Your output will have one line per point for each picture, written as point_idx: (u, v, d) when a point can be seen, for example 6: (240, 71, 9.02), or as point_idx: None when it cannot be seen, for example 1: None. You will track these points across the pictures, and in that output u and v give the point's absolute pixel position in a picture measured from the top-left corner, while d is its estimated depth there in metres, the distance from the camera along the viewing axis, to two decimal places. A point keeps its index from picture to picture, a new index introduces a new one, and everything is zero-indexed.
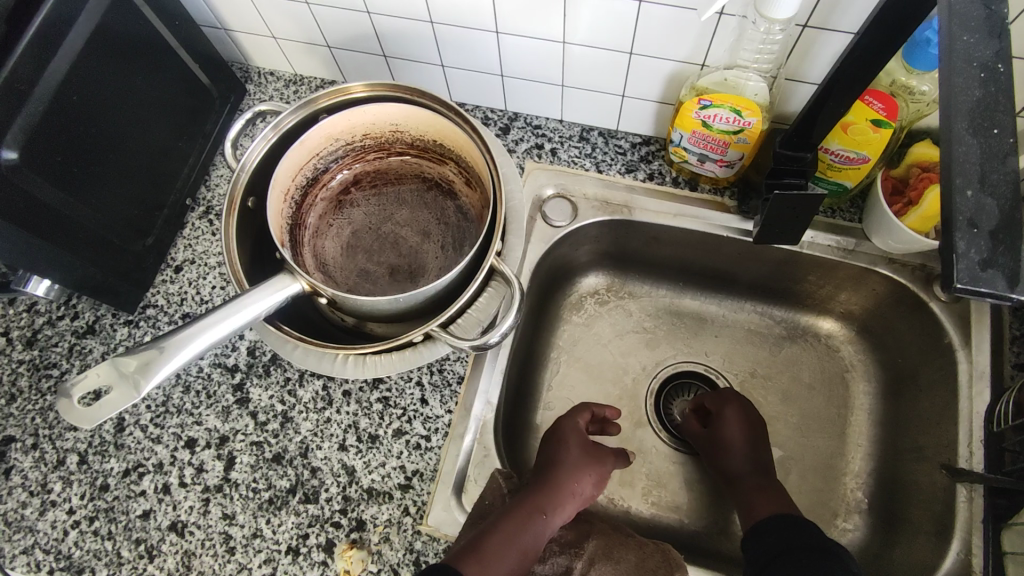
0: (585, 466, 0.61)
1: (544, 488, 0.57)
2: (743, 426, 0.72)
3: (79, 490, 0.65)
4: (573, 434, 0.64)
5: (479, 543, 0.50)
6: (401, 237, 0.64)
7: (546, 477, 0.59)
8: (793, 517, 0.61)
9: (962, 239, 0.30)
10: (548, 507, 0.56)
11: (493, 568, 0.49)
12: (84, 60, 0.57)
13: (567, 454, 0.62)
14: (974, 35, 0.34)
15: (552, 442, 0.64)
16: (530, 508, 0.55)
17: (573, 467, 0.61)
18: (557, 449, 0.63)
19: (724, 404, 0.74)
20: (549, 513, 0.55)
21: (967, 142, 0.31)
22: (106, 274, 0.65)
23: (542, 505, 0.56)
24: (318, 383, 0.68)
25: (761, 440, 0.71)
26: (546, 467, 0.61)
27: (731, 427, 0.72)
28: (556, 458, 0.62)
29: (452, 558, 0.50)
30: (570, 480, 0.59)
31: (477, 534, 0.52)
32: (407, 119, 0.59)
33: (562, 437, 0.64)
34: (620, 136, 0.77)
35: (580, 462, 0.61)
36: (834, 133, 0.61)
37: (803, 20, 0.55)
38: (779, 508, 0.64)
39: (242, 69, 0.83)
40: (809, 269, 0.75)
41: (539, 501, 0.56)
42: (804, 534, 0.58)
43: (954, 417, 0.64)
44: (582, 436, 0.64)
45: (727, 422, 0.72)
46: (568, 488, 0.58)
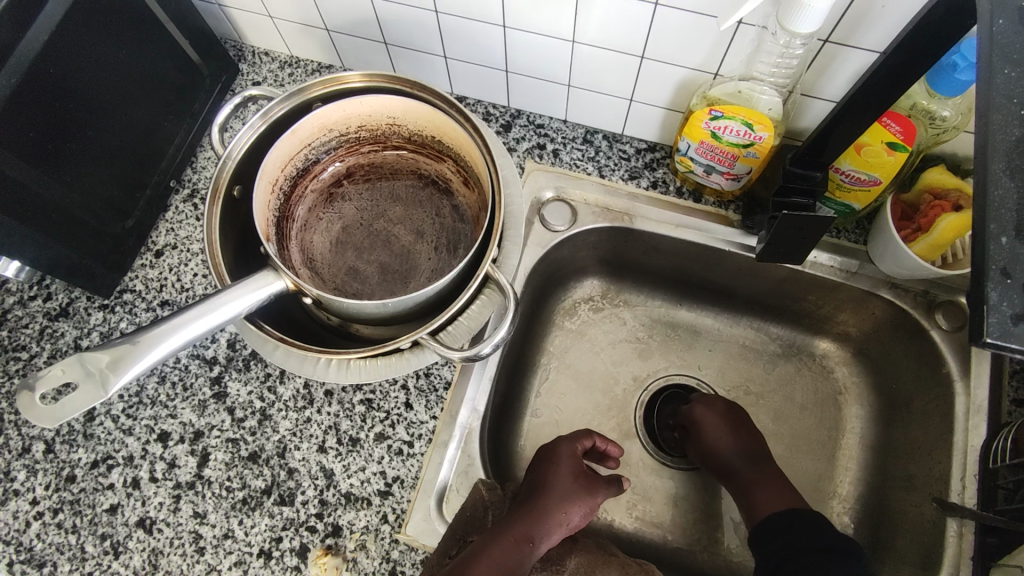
0: (578, 492, 0.60)
1: (535, 514, 0.56)
2: (721, 419, 0.71)
3: (44, 480, 0.62)
4: (569, 456, 0.63)
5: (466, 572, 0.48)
6: (394, 236, 0.61)
7: (536, 501, 0.57)
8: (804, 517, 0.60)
9: (994, 290, 0.28)
10: (537, 535, 0.54)
11: None
12: (65, 31, 0.54)
13: (559, 479, 0.60)
14: (1015, 69, 0.31)
15: (544, 462, 0.62)
16: (520, 535, 0.53)
17: (566, 494, 0.59)
18: (549, 472, 0.61)
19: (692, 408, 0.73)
20: (538, 542, 0.54)
21: (1004, 185, 0.29)
22: (82, 257, 0.62)
23: (532, 532, 0.54)
24: (299, 381, 0.65)
25: (742, 422, 0.71)
26: (536, 490, 0.59)
27: (710, 424, 0.71)
28: (548, 480, 0.60)
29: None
30: (560, 508, 0.57)
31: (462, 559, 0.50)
32: (406, 112, 0.56)
33: (555, 458, 0.62)
34: (625, 140, 0.74)
35: (573, 488, 0.60)
36: (847, 153, 0.59)
37: (825, 35, 0.52)
38: (784, 503, 0.63)
39: (235, 47, 0.79)
40: (810, 289, 0.73)
41: (529, 527, 0.54)
42: (814, 536, 0.58)
43: (948, 449, 0.63)
44: (577, 460, 0.63)
45: (704, 421, 0.71)
46: (560, 515, 0.57)
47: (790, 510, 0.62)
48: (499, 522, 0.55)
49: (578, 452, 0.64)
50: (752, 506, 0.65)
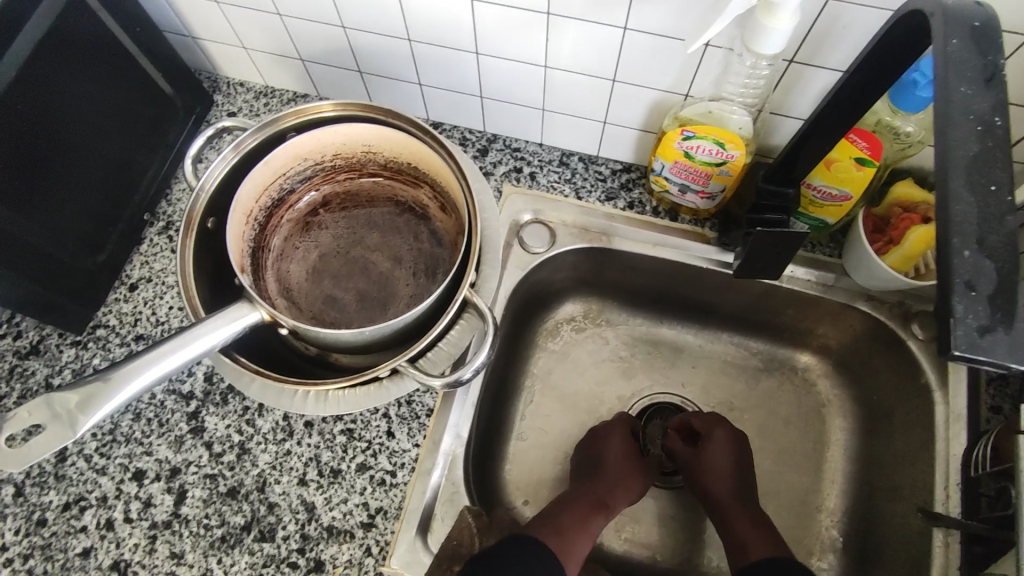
0: (638, 477, 0.68)
1: (606, 484, 0.66)
2: (730, 451, 0.69)
3: (13, 525, 0.60)
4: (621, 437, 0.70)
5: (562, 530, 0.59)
6: (372, 262, 0.61)
7: (597, 482, 0.66)
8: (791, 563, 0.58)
9: (959, 303, 0.28)
10: (610, 504, 0.65)
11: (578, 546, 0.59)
12: (32, 67, 0.53)
13: (617, 458, 0.68)
14: (970, 85, 0.32)
15: (598, 442, 0.70)
16: (589, 505, 0.63)
17: (628, 475, 0.67)
18: (607, 448, 0.69)
19: (712, 427, 0.71)
20: (609, 511, 0.64)
21: (965, 200, 0.30)
22: (51, 293, 0.60)
23: (614, 490, 0.66)
24: (278, 413, 0.64)
25: (744, 462, 0.70)
26: (599, 468, 0.67)
27: (718, 453, 0.69)
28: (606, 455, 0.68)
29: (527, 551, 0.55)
30: (631, 478, 0.67)
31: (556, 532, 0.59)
32: (380, 139, 0.56)
33: (608, 442, 0.69)
34: (601, 162, 0.75)
35: (634, 468, 0.68)
36: (817, 170, 0.60)
37: (791, 54, 0.53)
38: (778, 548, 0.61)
39: (209, 78, 0.79)
40: (788, 304, 0.74)
41: (599, 493, 0.65)
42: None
43: (931, 458, 0.63)
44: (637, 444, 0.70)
45: (714, 448, 0.69)
46: (624, 491, 0.66)
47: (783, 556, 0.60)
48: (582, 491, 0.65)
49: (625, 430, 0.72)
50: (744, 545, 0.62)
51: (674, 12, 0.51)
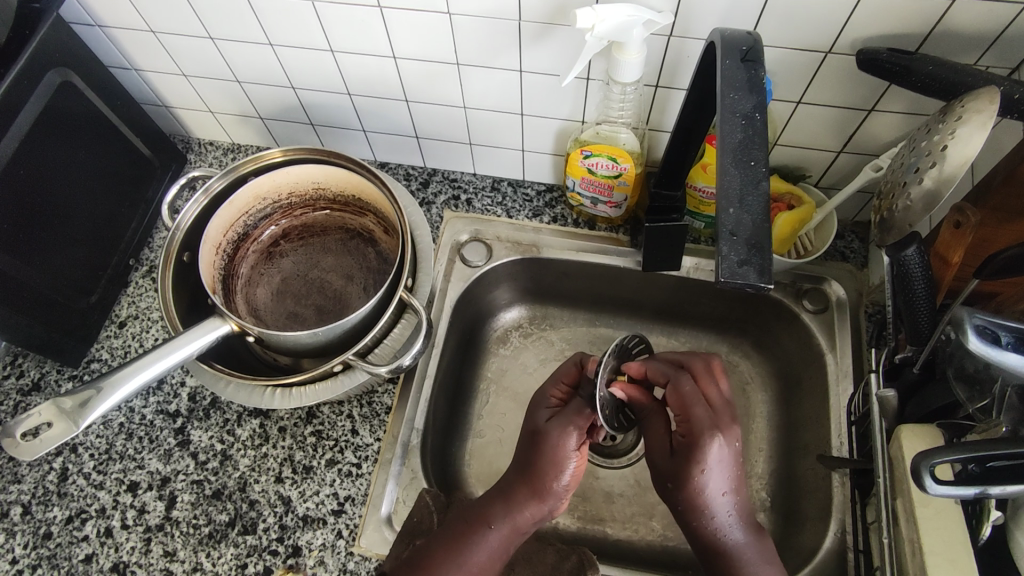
0: (547, 467, 0.55)
1: (503, 496, 0.56)
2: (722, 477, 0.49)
3: (22, 540, 0.68)
4: (543, 404, 0.61)
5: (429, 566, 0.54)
6: (327, 282, 0.71)
7: (517, 460, 0.58)
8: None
9: (726, 245, 0.39)
10: (493, 518, 0.55)
11: None
12: (32, 140, 0.64)
13: (529, 441, 0.58)
14: (738, 92, 0.44)
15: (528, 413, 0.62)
16: (474, 524, 0.55)
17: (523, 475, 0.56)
18: (536, 432, 0.58)
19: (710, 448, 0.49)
20: (495, 525, 0.55)
21: (732, 173, 0.41)
22: (51, 331, 0.70)
23: (488, 515, 0.55)
24: (255, 422, 0.73)
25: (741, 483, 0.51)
26: (524, 450, 0.58)
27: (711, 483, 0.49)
28: (529, 418, 0.61)
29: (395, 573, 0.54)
30: (520, 494, 0.56)
31: (420, 560, 0.54)
32: (328, 177, 0.68)
33: (533, 406, 0.61)
34: (527, 185, 0.86)
35: (545, 460, 0.55)
36: (696, 173, 0.71)
37: (653, 81, 0.65)
38: None
39: (183, 141, 0.90)
40: (701, 293, 0.84)
41: (495, 512, 0.55)
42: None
43: (828, 413, 0.72)
44: (549, 433, 0.57)
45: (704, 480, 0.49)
46: (521, 500, 0.55)
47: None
48: (494, 488, 0.58)
49: (559, 384, 0.63)
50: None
51: (552, 54, 0.64)
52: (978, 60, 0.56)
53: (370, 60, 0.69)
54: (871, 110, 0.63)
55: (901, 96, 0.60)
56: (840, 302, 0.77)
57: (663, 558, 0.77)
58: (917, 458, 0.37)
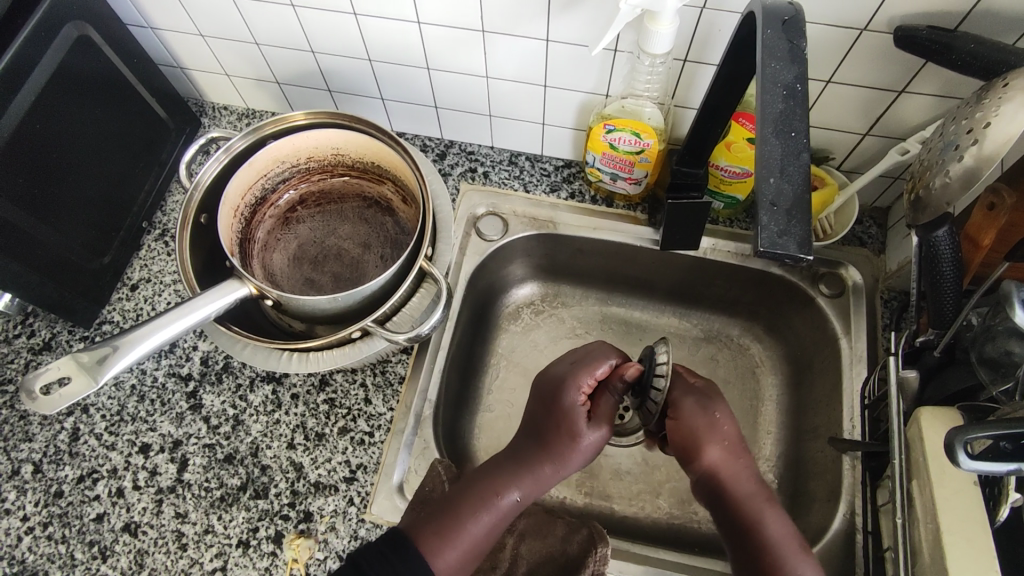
0: (564, 430, 0.57)
1: (521, 462, 0.56)
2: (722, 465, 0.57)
3: (33, 497, 0.68)
4: (578, 387, 0.59)
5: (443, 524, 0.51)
6: (344, 250, 0.71)
7: (532, 426, 0.59)
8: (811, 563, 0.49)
9: (765, 215, 0.38)
10: (513, 480, 0.54)
11: (457, 538, 0.50)
12: (49, 94, 0.63)
13: (541, 406, 0.60)
14: (779, 62, 0.43)
15: (549, 388, 0.60)
16: (494, 486, 0.54)
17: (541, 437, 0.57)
18: (558, 402, 0.59)
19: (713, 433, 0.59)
20: (515, 488, 0.54)
21: (772, 144, 0.40)
22: (64, 291, 0.69)
23: (508, 475, 0.55)
24: (268, 388, 0.72)
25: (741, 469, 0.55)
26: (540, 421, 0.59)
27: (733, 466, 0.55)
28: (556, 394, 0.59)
29: (410, 531, 0.51)
30: (537, 457, 0.56)
31: (436, 516, 0.52)
32: (347, 142, 0.66)
33: (563, 385, 0.59)
34: (545, 160, 0.86)
35: (562, 422, 0.57)
36: (720, 152, 0.70)
37: (682, 55, 0.64)
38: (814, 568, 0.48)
39: (197, 104, 0.89)
40: (716, 275, 0.83)
41: (517, 474, 0.55)
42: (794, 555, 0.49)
43: (840, 397, 0.73)
44: (568, 397, 0.58)
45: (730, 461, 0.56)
46: (541, 466, 0.55)
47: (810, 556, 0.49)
48: (509, 451, 0.58)
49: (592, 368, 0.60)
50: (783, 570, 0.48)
51: (581, 24, 0.63)
52: (1015, 43, 0.56)
53: (393, 25, 0.68)
54: (902, 92, 0.62)
55: (934, 77, 0.60)
56: (856, 287, 0.76)
57: (671, 535, 0.78)
58: (952, 434, 0.37)
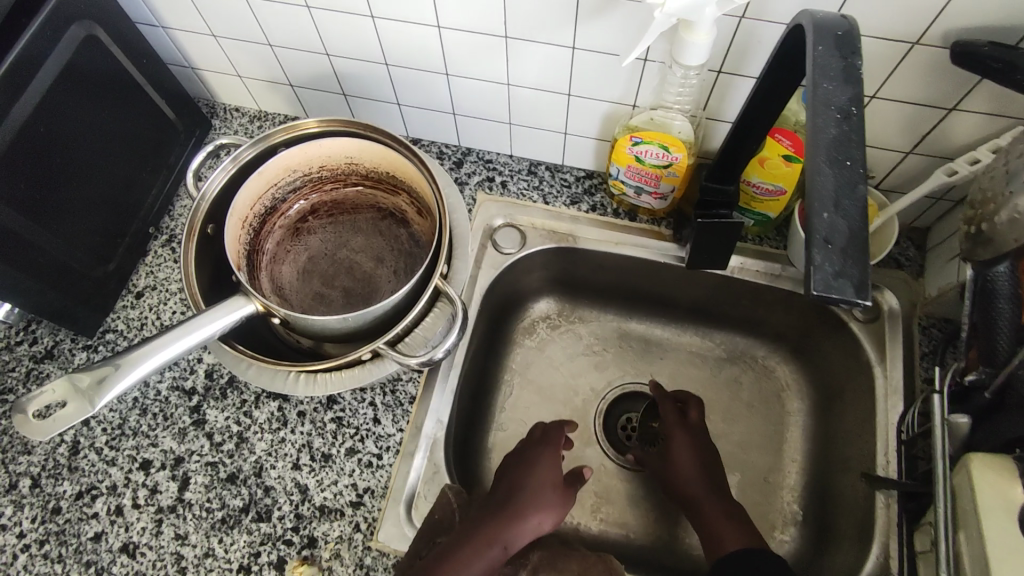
0: (537, 490, 0.61)
1: (498, 521, 0.58)
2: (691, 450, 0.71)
3: (30, 513, 0.65)
4: (544, 452, 0.65)
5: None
6: (357, 263, 0.68)
7: (508, 488, 0.62)
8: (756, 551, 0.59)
9: (818, 254, 0.35)
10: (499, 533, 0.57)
11: None
12: (53, 96, 0.61)
13: (513, 474, 0.63)
14: (832, 82, 0.39)
15: (516, 460, 0.65)
16: (484, 536, 0.57)
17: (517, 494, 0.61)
18: (529, 468, 0.63)
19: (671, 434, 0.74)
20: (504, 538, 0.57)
21: (825, 173, 0.37)
22: (67, 299, 0.67)
23: (491, 531, 0.57)
24: (273, 405, 0.70)
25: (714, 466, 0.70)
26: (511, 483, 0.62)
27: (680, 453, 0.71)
28: (524, 463, 0.64)
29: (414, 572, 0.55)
30: (521, 500, 0.60)
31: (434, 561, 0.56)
32: (362, 152, 0.63)
33: (531, 457, 0.64)
34: (566, 170, 0.82)
35: (536, 485, 0.61)
36: (753, 168, 0.67)
37: (717, 66, 0.61)
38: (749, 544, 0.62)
39: (207, 105, 0.86)
40: (743, 294, 0.79)
41: (503, 529, 0.57)
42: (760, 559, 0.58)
43: (873, 429, 0.69)
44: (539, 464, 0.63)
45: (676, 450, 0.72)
46: (520, 519, 0.58)
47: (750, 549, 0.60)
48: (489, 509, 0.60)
49: (557, 442, 0.66)
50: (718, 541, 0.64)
51: (611, 31, 0.59)
52: None
53: (413, 29, 0.65)
54: (952, 109, 0.58)
55: (990, 95, 0.56)
56: (893, 312, 0.72)
57: (689, 567, 0.75)
58: None
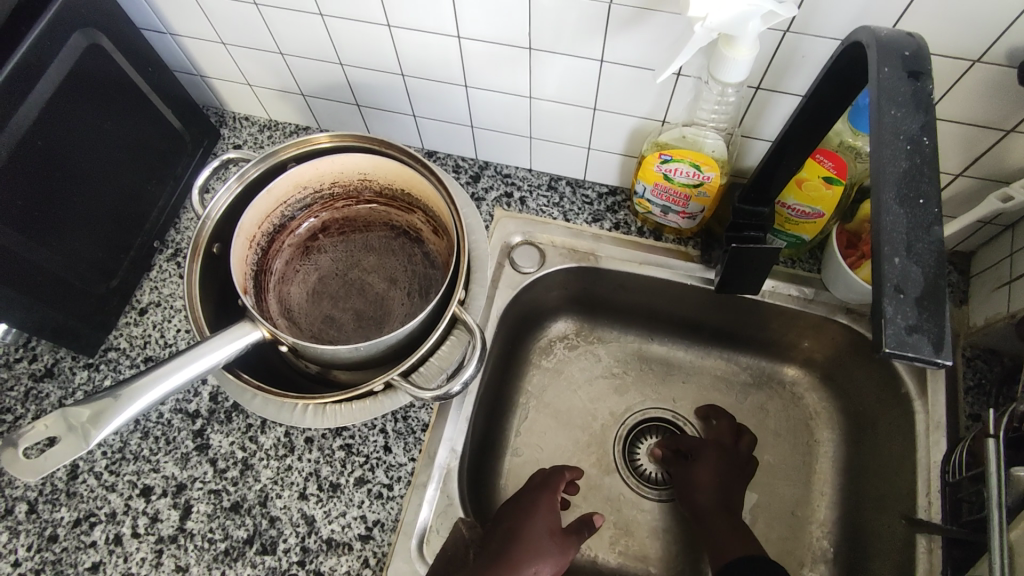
0: (535, 542, 0.58)
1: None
2: (715, 465, 0.70)
3: (25, 541, 0.63)
4: (546, 496, 0.62)
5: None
6: (368, 284, 0.64)
7: (502, 537, 0.59)
8: (757, 558, 0.61)
9: (889, 305, 0.31)
10: None
11: None
12: (55, 108, 0.58)
13: (509, 518, 0.61)
14: (900, 109, 0.36)
15: (512, 503, 0.63)
16: None
17: (516, 546, 0.58)
18: (528, 514, 0.60)
19: (702, 446, 0.73)
20: None
21: (895, 212, 0.33)
22: (67, 317, 0.64)
23: None
24: (280, 430, 0.67)
25: (736, 483, 0.70)
26: (510, 530, 0.59)
27: (705, 466, 0.71)
28: (524, 508, 0.61)
29: None
30: (519, 550, 0.57)
31: None
32: (376, 168, 0.60)
33: (531, 501, 0.62)
34: (587, 186, 0.78)
35: (535, 534, 0.59)
36: (790, 189, 0.63)
37: (755, 83, 0.57)
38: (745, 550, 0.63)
39: (216, 113, 0.84)
40: (772, 318, 0.76)
41: None
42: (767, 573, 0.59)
43: (913, 466, 0.64)
44: (540, 510, 0.61)
45: (702, 462, 0.71)
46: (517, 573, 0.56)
47: (749, 555, 0.62)
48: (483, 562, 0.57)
49: (555, 485, 0.63)
50: (716, 549, 0.64)
51: (642, 44, 0.56)
52: None
53: (431, 39, 0.62)
54: (1010, 131, 0.54)
55: None
56: None
57: None
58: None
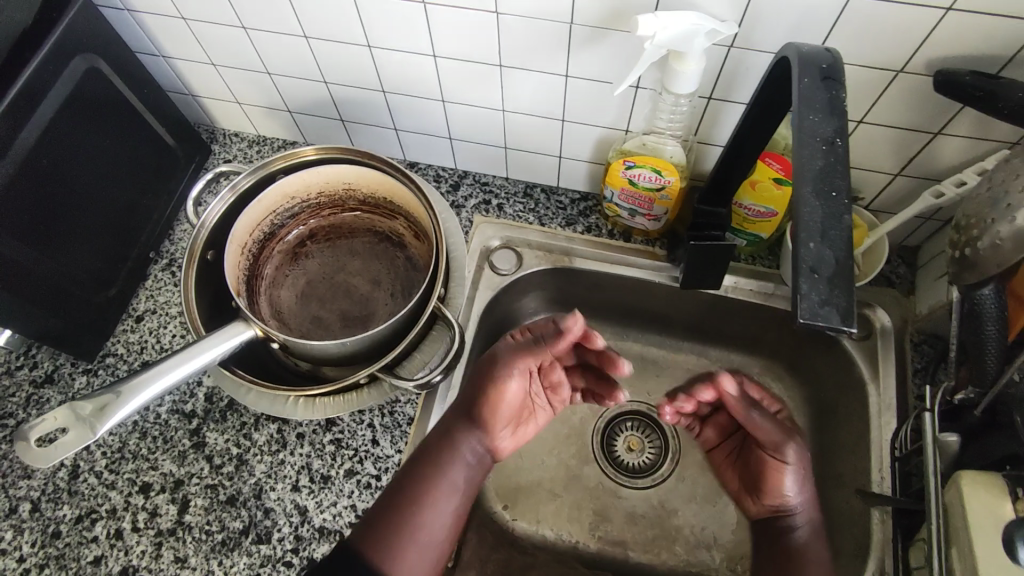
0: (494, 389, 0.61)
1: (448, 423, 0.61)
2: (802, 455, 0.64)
3: (30, 538, 0.66)
4: (505, 347, 0.64)
5: (396, 495, 0.57)
6: (354, 286, 0.69)
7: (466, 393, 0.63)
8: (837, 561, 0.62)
9: (805, 283, 0.36)
10: (453, 452, 0.60)
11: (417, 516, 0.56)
12: (56, 128, 0.62)
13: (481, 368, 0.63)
14: (818, 114, 0.41)
15: (479, 364, 0.64)
16: (430, 463, 0.59)
17: (471, 391, 0.62)
18: (487, 363, 0.63)
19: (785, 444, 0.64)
20: (461, 454, 0.60)
21: (812, 205, 0.38)
22: (68, 324, 0.68)
23: (444, 443, 0.60)
24: (273, 427, 0.70)
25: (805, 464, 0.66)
26: (471, 383, 0.63)
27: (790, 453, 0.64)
28: (487, 373, 0.62)
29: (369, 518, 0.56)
30: (481, 386, 0.62)
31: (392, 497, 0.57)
32: (359, 178, 0.64)
33: (492, 353, 0.64)
34: (561, 192, 0.83)
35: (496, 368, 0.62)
36: (744, 190, 0.68)
37: (707, 93, 0.62)
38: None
39: (207, 130, 0.88)
40: (736, 313, 0.80)
41: (455, 442, 0.60)
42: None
43: (868, 446, 0.69)
44: (507, 354, 0.63)
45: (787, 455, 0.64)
46: (470, 423, 0.61)
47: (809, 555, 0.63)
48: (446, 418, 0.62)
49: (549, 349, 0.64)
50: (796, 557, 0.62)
51: (602, 59, 0.61)
52: None
53: (408, 58, 0.67)
54: (937, 133, 0.59)
55: (973, 120, 0.57)
56: (884, 329, 0.72)
57: None
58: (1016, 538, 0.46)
